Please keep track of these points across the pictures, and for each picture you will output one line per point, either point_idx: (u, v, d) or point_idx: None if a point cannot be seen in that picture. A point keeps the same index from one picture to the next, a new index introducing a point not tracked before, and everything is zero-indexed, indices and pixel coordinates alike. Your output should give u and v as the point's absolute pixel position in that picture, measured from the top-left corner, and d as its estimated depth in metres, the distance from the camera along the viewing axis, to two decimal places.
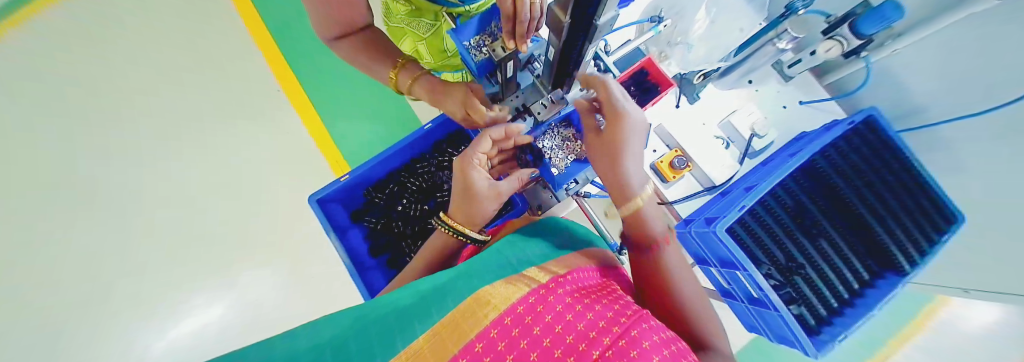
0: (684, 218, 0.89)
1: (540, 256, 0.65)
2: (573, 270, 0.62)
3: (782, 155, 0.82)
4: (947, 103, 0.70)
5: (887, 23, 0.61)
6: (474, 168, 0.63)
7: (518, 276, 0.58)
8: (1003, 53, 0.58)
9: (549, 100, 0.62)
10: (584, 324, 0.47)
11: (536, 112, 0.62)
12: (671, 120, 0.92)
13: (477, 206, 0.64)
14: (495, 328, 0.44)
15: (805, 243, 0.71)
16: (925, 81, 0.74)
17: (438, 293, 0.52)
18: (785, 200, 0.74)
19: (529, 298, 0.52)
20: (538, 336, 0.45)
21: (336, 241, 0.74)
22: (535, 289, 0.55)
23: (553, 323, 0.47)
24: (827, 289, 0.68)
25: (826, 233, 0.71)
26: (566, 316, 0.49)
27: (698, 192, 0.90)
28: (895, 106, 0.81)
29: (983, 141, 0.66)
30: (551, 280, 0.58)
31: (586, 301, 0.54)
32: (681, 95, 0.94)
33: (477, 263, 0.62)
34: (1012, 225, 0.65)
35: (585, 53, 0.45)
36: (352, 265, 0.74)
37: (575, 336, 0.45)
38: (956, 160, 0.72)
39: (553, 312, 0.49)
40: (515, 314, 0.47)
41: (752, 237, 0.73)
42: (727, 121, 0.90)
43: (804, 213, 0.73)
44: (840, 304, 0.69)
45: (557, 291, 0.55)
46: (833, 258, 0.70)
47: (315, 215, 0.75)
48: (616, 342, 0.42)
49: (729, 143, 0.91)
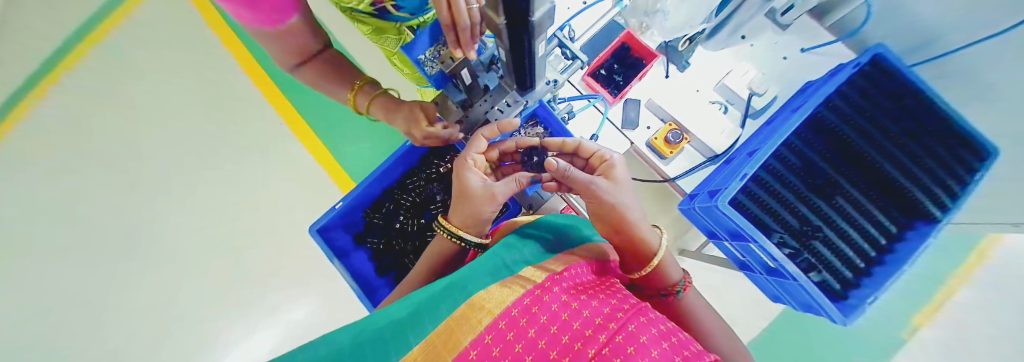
0: (690, 193, 0.84)
1: (537, 256, 0.64)
2: (571, 268, 0.61)
3: (785, 111, 0.76)
4: (960, 29, 0.63)
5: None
6: (471, 170, 0.62)
7: (513, 277, 0.57)
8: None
9: (508, 101, 0.59)
10: (580, 322, 0.47)
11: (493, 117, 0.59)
12: (662, 93, 0.88)
13: (474, 211, 0.60)
14: (490, 333, 0.44)
15: (819, 205, 0.66)
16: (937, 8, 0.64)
17: (432, 303, 0.52)
18: (791, 160, 0.69)
19: (523, 299, 0.51)
20: (534, 339, 0.44)
21: (339, 265, 0.77)
22: (530, 289, 0.54)
23: (550, 324, 0.46)
24: (849, 250, 0.64)
25: (842, 190, 0.66)
26: (563, 315, 0.48)
27: (701, 163, 0.85)
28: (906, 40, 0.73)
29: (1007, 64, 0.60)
30: (547, 278, 0.58)
31: (582, 298, 0.53)
32: (670, 64, 0.90)
33: (473, 267, 0.61)
34: None
35: (534, 48, 0.42)
36: (360, 288, 0.76)
37: (570, 336, 0.44)
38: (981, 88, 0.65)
39: (548, 312, 0.48)
40: (510, 316, 0.46)
41: (761, 206, 0.67)
42: (722, 83, 0.84)
43: (815, 172, 0.68)
44: (866, 264, 0.64)
45: (553, 289, 0.54)
46: (853, 214, 0.65)
47: (318, 245, 0.78)
48: (611, 339, 0.43)
49: (728, 107, 0.86)
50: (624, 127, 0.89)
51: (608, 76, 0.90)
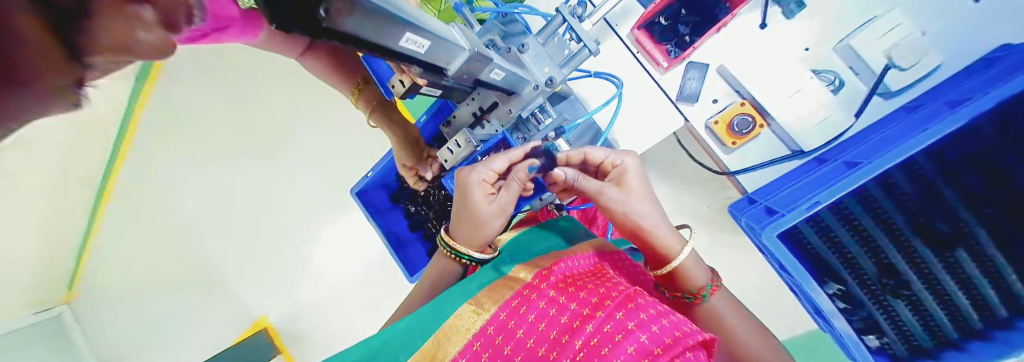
0: (749, 194, 0.67)
1: (532, 255, 0.55)
2: (560, 261, 0.50)
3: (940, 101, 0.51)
4: None
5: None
6: (477, 182, 0.51)
7: (500, 280, 0.50)
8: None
9: (457, 141, 0.52)
10: (567, 314, 0.41)
11: (442, 158, 0.54)
12: (745, 55, 0.63)
13: (475, 225, 0.53)
14: (478, 341, 0.41)
15: (922, 254, 0.49)
16: None
17: (407, 331, 0.45)
18: (901, 187, 0.49)
19: (517, 292, 0.45)
20: (522, 343, 0.39)
21: (376, 225, 0.87)
22: (518, 290, 0.46)
23: (536, 320, 0.41)
24: (943, 317, 0.49)
25: (974, 243, 0.47)
26: (551, 308, 0.42)
27: (779, 158, 0.63)
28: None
29: None
30: (535, 275, 0.48)
31: (578, 285, 0.45)
32: (771, 6, 0.61)
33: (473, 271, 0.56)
34: None
35: (485, 83, 0.37)
36: (391, 245, 0.87)
37: (558, 331, 0.39)
38: None
39: (535, 307, 0.42)
40: (496, 325, 0.41)
41: (827, 240, 0.54)
42: (846, 44, 0.56)
43: (935, 211, 0.48)
44: (961, 336, 0.49)
45: (541, 285, 0.46)
46: (975, 278, 0.47)
47: (358, 204, 0.88)
48: (600, 329, 0.37)
49: (846, 78, 0.59)
50: (680, 101, 0.68)
51: (669, 28, 0.65)
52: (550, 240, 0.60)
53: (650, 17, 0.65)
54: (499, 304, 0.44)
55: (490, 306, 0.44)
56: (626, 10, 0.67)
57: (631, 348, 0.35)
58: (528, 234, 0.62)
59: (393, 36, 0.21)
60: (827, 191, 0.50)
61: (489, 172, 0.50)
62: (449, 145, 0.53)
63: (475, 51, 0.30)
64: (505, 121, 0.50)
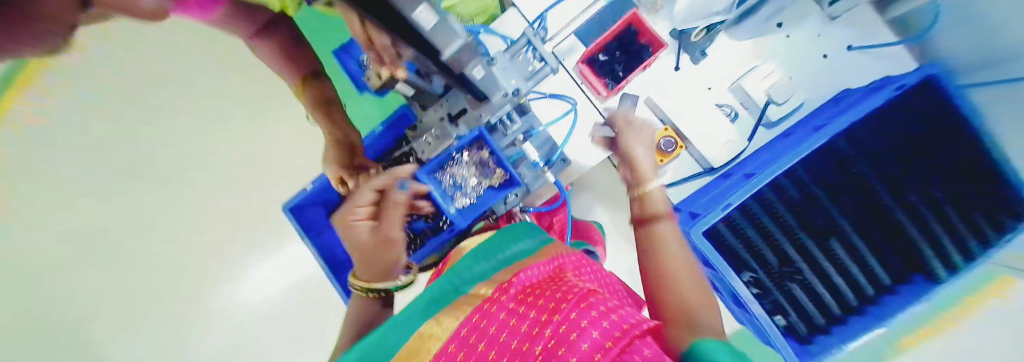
0: (676, 204, 0.78)
1: (491, 270, 0.54)
2: (521, 271, 0.49)
3: (805, 129, 0.67)
4: None
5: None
6: (356, 215, 0.49)
7: (462, 298, 0.48)
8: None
9: (435, 133, 0.53)
10: (527, 323, 0.38)
11: (420, 149, 0.54)
12: (667, 89, 0.77)
13: (369, 260, 0.47)
14: (436, 360, 0.37)
15: (809, 245, 0.60)
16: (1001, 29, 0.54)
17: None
18: (790, 192, 0.61)
19: (480, 306, 0.43)
20: (482, 356, 0.35)
21: (311, 245, 0.77)
22: (477, 305, 0.44)
23: (495, 334, 0.38)
24: (829, 297, 0.60)
25: (840, 233, 0.60)
26: (511, 318, 0.40)
27: (697, 173, 0.78)
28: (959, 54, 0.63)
29: None
30: (496, 290, 0.46)
31: (537, 292, 0.44)
32: (681, 53, 0.77)
33: (429, 296, 0.53)
34: None
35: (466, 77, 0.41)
36: (328, 266, 0.77)
37: (517, 339, 0.36)
38: None
39: (495, 321, 0.40)
40: (456, 341, 0.38)
41: (739, 236, 0.63)
42: (738, 85, 0.73)
43: (812, 210, 0.61)
44: (843, 312, 0.60)
45: (502, 298, 0.44)
46: (844, 261, 0.60)
47: (289, 221, 0.77)
48: (555, 333, 0.35)
49: (739, 112, 0.75)
50: None
51: (607, 64, 0.77)
52: (511, 246, 0.60)
53: (593, 53, 0.76)
54: (461, 320, 0.42)
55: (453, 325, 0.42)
56: (571, 48, 0.79)
57: (585, 346, 0.32)
58: (488, 249, 0.61)
59: (401, 1, 0.23)
60: (735, 194, 0.61)
61: (359, 205, 0.49)
62: (427, 137, 0.54)
63: (468, 38, 0.33)
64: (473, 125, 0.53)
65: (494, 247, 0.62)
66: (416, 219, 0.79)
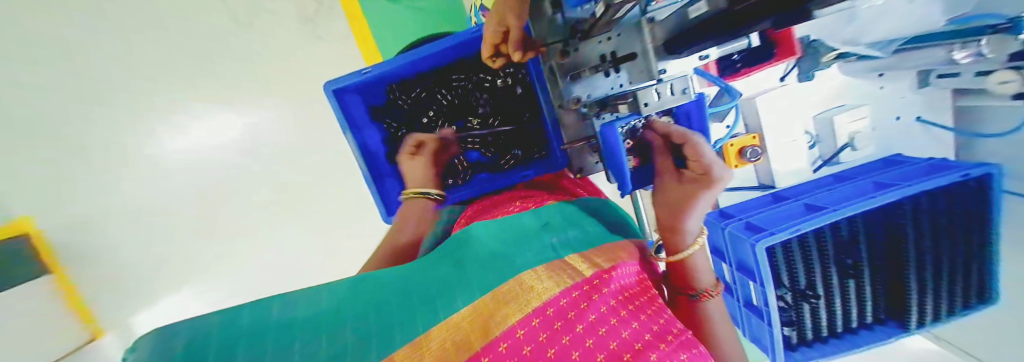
0: (722, 208, 0.82)
1: (586, 243, 0.46)
2: (620, 266, 0.41)
3: (864, 179, 0.71)
4: None
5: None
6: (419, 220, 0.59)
7: (557, 263, 0.40)
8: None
9: (673, 87, 0.41)
10: (629, 331, 0.32)
11: (643, 100, 0.42)
12: (769, 97, 0.74)
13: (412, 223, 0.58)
14: (522, 326, 0.29)
15: (834, 279, 0.67)
16: None
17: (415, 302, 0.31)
18: (842, 231, 0.67)
19: (581, 286, 0.36)
20: (579, 341, 0.29)
21: (353, 141, 0.66)
22: (577, 281, 0.36)
23: (597, 324, 0.31)
24: (825, 321, 0.70)
25: (860, 276, 0.68)
26: (613, 316, 0.33)
27: (748, 186, 0.83)
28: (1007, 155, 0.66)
29: None
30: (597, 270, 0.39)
31: (640, 306, 0.36)
32: (794, 68, 0.74)
33: (504, 242, 0.44)
34: None
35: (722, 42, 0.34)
36: (368, 172, 0.69)
37: (618, 344, 0.30)
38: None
39: (597, 312, 0.33)
40: (557, 307, 0.32)
41: (786, 258, 0.68)
42: (828, 116, 0.74)
43: (850, 251, 0.68)
44: (827, 334, 0.72)
45: (603, 287, 0.36)
46: (850, 297, 0.69)
47: (331, 105, 0.64)
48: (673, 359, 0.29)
49: (814, 143, 0.78)
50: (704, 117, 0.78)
51: None
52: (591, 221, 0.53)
53: None
54: (563, 287, 0.35)
55: (550, 287, 0.34)
56: None
57: None
58: (561, 212, 0.54)
59: None
60: (810, 223, 0.62)
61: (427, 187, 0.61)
62: (663, 87, 0.41)
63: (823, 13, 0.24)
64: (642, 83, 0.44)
65: (570, 217, 0.53)
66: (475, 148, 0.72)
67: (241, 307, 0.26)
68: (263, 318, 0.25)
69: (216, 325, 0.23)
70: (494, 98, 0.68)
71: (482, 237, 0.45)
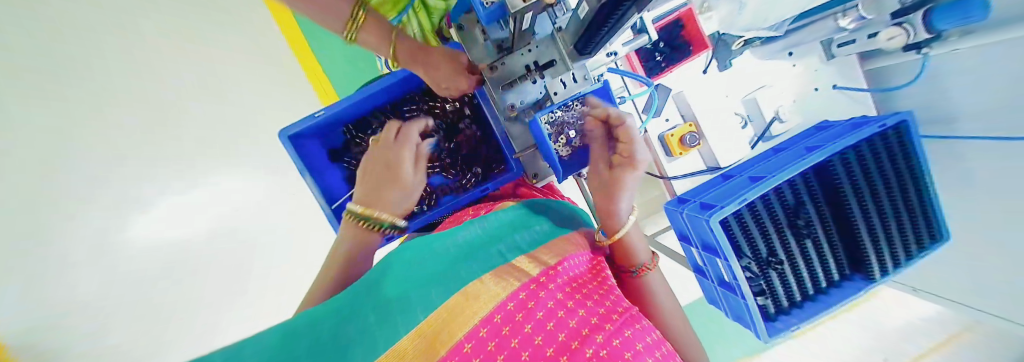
0: (680, 195, 0.87)
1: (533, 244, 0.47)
2: (565, 259, 0.42)
3: (796, 146, 0.77)
4: (975, 118, 0.63)
5: (964, 23, 0.51)
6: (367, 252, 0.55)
7: (504, 266, 0.39)
8: (996, 58, 0.57)
9: (575, 75, 0.50)
10: (576, 319, 0.33)
11: (552, 90, 0.50)
12: (695, 89, 0.82)
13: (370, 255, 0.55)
14: (483, 326, 0.30)
15: (791, 242, 0.71)
16: (962, 89, 0.64)
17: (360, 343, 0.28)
18: (786, 196, 0.72)
19: (527, 286, 0.35)
20: (528, 342, 0.30)
21: (313, 182, 0.67)
22: (522, 282, 0.36)
23: (544, 320, 0.32)
24: (795, 286, 0.73)
25: (815, 236, 0.71)
26: (559, 308, 0.33)
27: (701, 170, 0.87)
28: (921, 99, 0.72)
29: (982, 155, 0.64)
30: (541, 270, 0.38)
31: (584, 295, 0.37)
32: (713, 59, 0.81)
33: (449, 258, 0.42)
34: (993, 234, 0.66)
35: (613, 33, 0.39)
36: (333, 212, 0.69)
37: (566, 334, 0.31)
38: (956, 166, 0.69)
39: (545, 306, 0.33)
40: (503, 312, 0.31)
41: (742, 229, 0.72)
42: (753, 96, 0.83)
43: (800, 213, 0.72)
44: (801, 298, 0.75)
45: (549, 285, 0.36)
46: (812, 257, 0.72)
47: (287, 151, 0.66)
48: (612, 344, 0.30)
49: (748, 122, 0.86)
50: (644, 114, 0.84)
51: (650, 52, 0.81)
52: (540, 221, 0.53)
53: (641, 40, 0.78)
54: (510, 290, 0.34)
55: (496, 288, 0.35)
56: None
57: None
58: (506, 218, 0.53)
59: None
60: (752, 191, 0.67)
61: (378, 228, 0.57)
62: (563, 78, 0.50)
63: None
64: (562, 81, 0.50)
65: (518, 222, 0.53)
66: (436, 172, 0.73)
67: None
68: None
69: None
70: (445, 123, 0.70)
71: (431, 258, 0.42)
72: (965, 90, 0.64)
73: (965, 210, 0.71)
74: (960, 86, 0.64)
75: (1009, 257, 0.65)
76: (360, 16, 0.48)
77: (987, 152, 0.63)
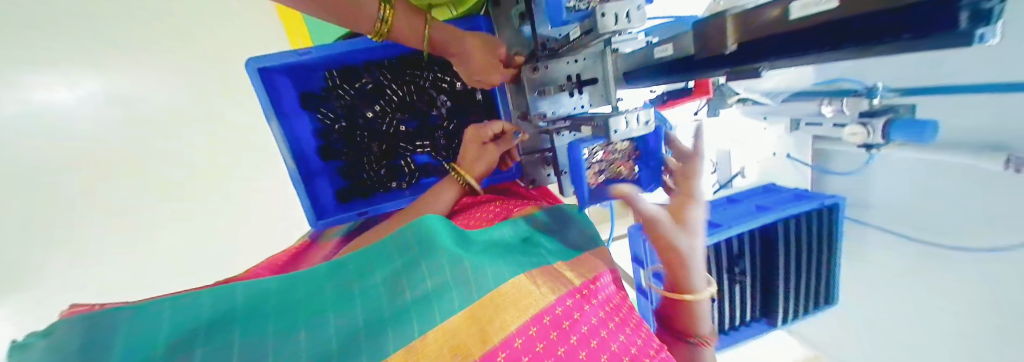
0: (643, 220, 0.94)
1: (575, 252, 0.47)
2: (602, 275, 0.41)
3: (748, 203, 0.88)
4: (892, 214, 0.78)
5: (915, 138, 0.60)
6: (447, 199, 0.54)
7: (551, 267, 0.41)
8: (931, 175, 0.70)
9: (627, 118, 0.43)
10: (615, 343, 0.34)
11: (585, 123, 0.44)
12: (685, 129, 0.88)
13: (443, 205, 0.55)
14: (519, 336, 0.29)
15: (726, 283, 0.82)
16: (887, 189, 0.79)
17: (384, 313, 0.30)
18: (733, 246, 0.81)
19: (569, 295, 0.36)
20: (572, 352, 0.31)
21: (277, 129, 0.56)
22: (570, 289, 0.36)
23: (588, 335, 0.33)
24: (718, 320, 0.85)
25: (743, 281, 0.83)
26: (601, 327, 0.35)
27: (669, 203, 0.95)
28: (847, 189, 0.87)
29: (885, 240, 0.81)
30: (586, 278, 0.39)
31: (618, 313, 0.38)
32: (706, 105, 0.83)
33: (499, 242, 0.42)
34: (874, 296, 0.86)
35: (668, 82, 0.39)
36: (298, 171, 0.60)
37: (608, 357, 0.32)
38: (857, 240, 0.88)
39: (589, 323, 0.34)
40: (552, 315, 0.32)
41: None
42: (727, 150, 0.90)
43: (739, 262, 0.82)
44: (720, 330, 0.87)
45: (592, 298, 0.37)
46: (738, 298, 0.85)
47: (252, 86, 0.54)
48: None
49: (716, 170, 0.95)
50: None
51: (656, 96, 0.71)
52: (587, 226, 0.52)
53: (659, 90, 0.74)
54: (558, 295, 0.35)
55: (547, 291, 0.35)
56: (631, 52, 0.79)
57: None
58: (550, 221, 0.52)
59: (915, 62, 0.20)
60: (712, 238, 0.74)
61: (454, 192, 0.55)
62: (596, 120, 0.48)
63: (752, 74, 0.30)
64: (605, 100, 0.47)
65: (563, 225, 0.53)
66: (424, 151, 0.67)
67: (212, 292, 0.27)
68: (230, 310, 0.27)
69: (139, 339, 0.23)
70: (449, 98, 0.64)
71: (478, 234, 0.41)
72: (885, 191, 0.79)
73: (855, 275, 0.90)
74: (886, 185, 0.79)
75: (884, 315, 0.85)
76: (388, 7, 0.37)
77: (893, 239, 0.79)
